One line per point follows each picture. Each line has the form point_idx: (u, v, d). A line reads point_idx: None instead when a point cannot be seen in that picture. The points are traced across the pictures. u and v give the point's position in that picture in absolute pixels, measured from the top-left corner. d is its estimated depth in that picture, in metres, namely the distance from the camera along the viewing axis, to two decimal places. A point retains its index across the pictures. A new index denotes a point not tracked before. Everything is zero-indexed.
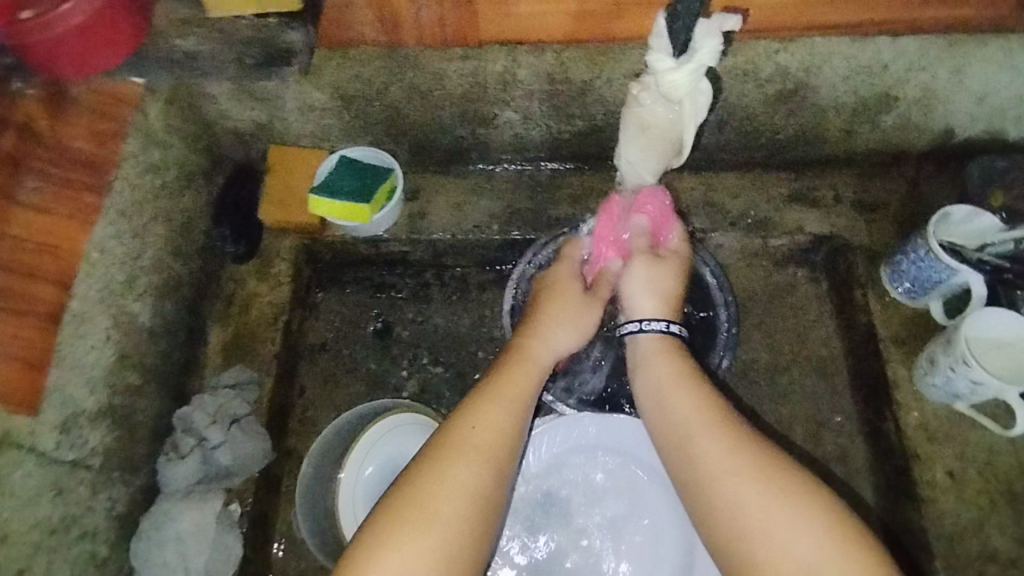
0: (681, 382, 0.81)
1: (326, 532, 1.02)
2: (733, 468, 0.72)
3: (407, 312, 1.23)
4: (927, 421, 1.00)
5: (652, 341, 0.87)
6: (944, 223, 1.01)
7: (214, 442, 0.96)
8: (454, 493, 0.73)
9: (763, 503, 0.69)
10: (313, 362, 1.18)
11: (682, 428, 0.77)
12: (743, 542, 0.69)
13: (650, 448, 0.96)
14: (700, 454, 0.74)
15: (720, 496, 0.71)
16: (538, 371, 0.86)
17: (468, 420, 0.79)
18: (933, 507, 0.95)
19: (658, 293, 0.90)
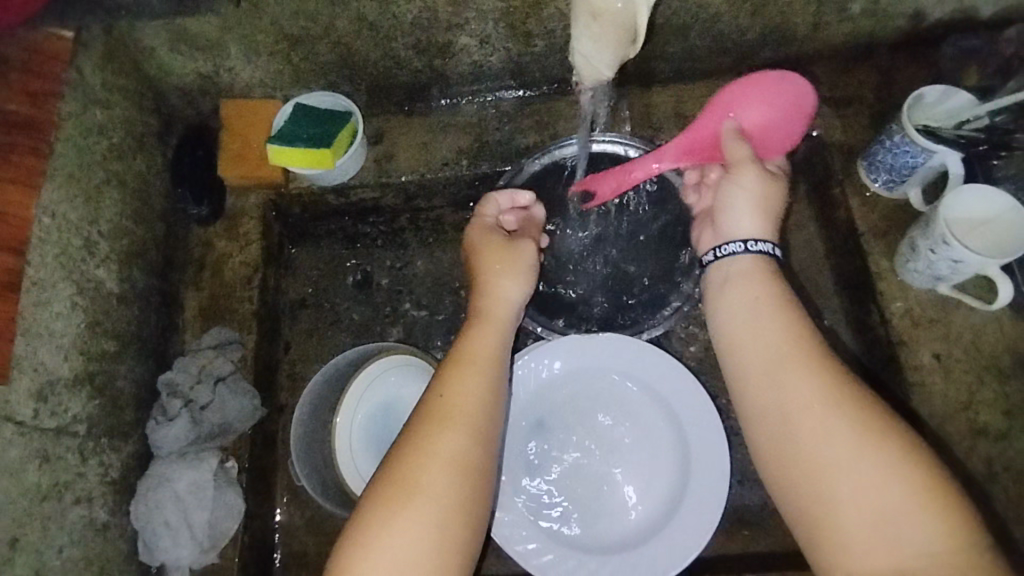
0: (770, 313, 0.77)
1: (327, 480, 1.03)
2: (821, 410, 0.69)
3: (385, 259, 1.22)
4: (911, 307, 1.00)
5: (740, 265, 0.82)
6: (921, 105, 0.99)
7: (201, 402, 0.96)
8: (440, 460, 0.72)
9: (852, 447, 0.66)
10: (296, 317, 1.17)
11: (760, 367, 0.74)
12: (818, 486, 0.66)
13: (638, 361, 0.96)
14: (784, 393, 0.71)
15: (804, 432, 0.69)
16: (499, 329, 0.87)
17: (440, 390, 0.79)
18: (921, 389, 0.96)
19: (762, 209, 0.83)
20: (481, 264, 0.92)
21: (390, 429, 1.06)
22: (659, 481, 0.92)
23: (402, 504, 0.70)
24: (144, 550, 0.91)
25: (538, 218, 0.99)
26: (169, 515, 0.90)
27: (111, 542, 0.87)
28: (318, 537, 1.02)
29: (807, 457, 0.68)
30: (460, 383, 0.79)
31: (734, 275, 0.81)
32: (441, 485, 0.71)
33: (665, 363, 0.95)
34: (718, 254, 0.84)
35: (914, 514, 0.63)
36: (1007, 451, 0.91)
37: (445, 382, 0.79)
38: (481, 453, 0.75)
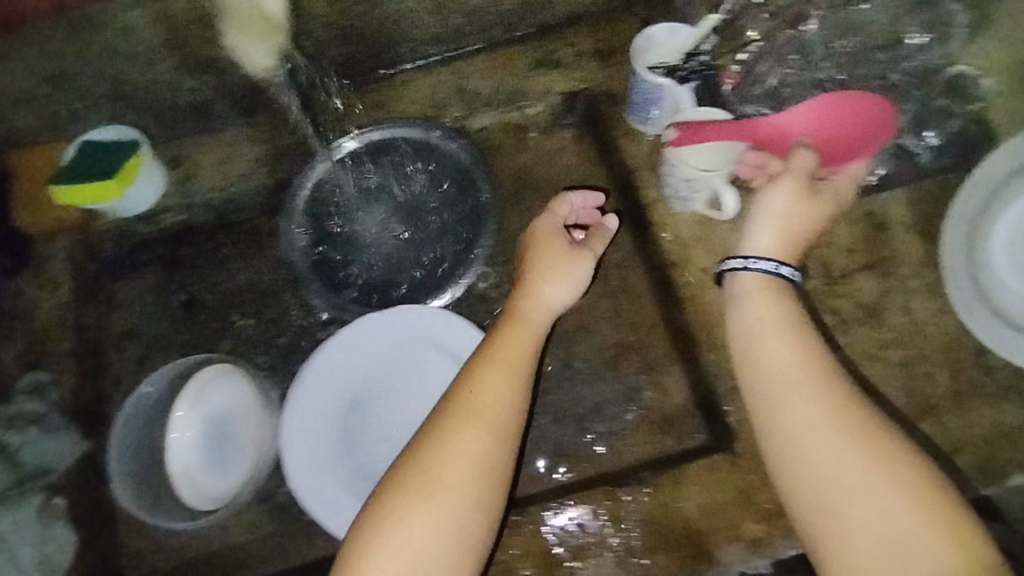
0: (786, 328, 0.83)
1: (161, 493, 1.05)
2: (828, 436, 0.74)
3: (207, 278, 1.24)
4: (679, 232, 1.08)
5: (751, 277, 0.88)
6: (650, 45, 1.06)
7: (16, 445, 1.02)
8: (462, 457, 0.81)
9: (859, 463, 0.72)
10: (122, 350, 1.18)
11: (775, 383, 0.80)
12: (829, 490, 0.72)
13: (425, 324, 1.03)
14: (789, 401, 0.78)
15: (806, 449, 0.75)
16: (532, 331, 0.93)
17: (472, 386, 0.86)
18: (689, 303, 1.05)
19: (787, 234, 0.90)
20: (531, 260, 0.99)
21: (221, 441, 1.07)
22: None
23: (413, 506, 0.78)
24: None
25: (607, 232, 1.03)
26: None
27: None
28: (164, 554, 1.04)
29: (812, 464, 0.74)
30: (489, 380, 0.87)
31: (748, 291, 0.87)
32: (454, 495, 0.79)
33: (448, 320, 1.03)
34: (748, 265, 0.89)
35: (924, 533, 0.67)
36: None
37: (476, 380, 0.86)
38: (499, 458, 0.82)
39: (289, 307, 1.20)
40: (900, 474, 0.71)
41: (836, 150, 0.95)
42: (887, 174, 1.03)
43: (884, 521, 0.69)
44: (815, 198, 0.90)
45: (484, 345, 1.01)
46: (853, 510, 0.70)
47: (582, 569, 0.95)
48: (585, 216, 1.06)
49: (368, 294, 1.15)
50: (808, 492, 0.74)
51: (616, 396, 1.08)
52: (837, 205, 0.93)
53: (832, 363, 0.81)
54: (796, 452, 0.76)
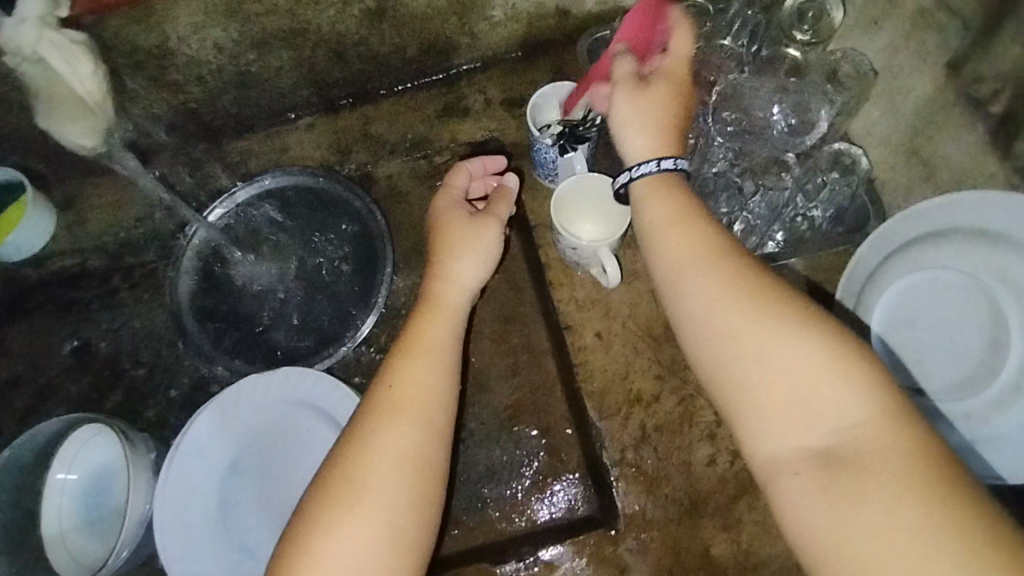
0: (682, 217, 0.72)
1: (30, 561, 1.00)
2: (731, 299, 0.66)
3: (101, 324, 1.20)
4: (576, 292, 1.08)
5: (643, 186, 0.77)
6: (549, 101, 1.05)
7: None
8: (386, 457, 0.74)
9: (772, 340, 0.63)
10: (10, 398, 1.16)
11: (676, 267, 0.70)
12: (738, 371, 0.64)
13: (304, 389, 1.01)
14: (696, 294, 0.68)
15: (721, 332, 0.65)
16: (451, 313, 0.88)
17: (390, 379, 0.80)
18: (584, 366, 1.03)
19: (648, 120, 0.80)
20: (440, 238, 0.94)
21: (100, 499, 1.05)
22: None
23: (351, 510, 0.71)
24: None
25: (510, 193, 0.99)
26: None
27: None
28: None
29: (719, 342, 0.66)
30: (410, 369, 0.81)
31: (643, 192, 0.77)
32: (386, 488, 0.72)
33: (327, 385, 1.01)
34: (631, 175, 0.79)
35: (833, 376, 0.61)
36: (658, 413, 0.98)
37: (400, 368, 0.81)
38: (430, 449, 0.76)
39: (183, 357, 1.17)
40: (812, 339, 0.62)
41: (649, 43, 0.86)
42: (787, 239, 1.00)
43: (800, 381, 0.61)
44: (647, 90, 0.81)
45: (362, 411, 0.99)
46: (771, 384, 0.62)
47: None
48: (481, 185, 1.05)
49: (260, 350, 1.13)
50: (721, 383, 0.66)
51: (508, 459, 1.05)
52: (678, 82, 0.83)
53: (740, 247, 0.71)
54: (709, 338, 0.67)
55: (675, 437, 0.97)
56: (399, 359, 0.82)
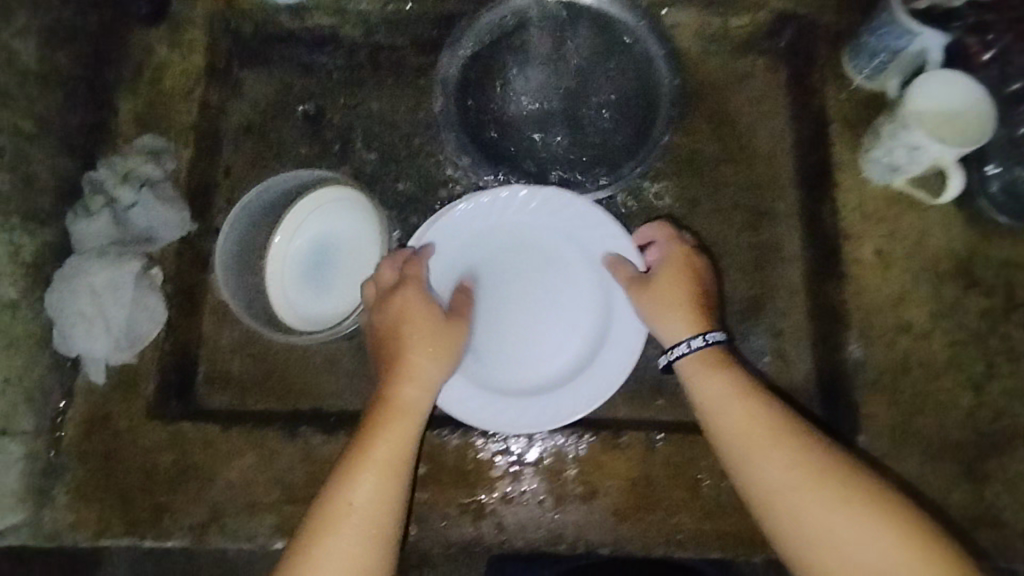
0: (741, 401, 0.78)
1: (254, 302, 0.98)
2: (803, 496, 0.71)
3: (339, 97, 1.14)
4: (864, 202, 0.98)
5: (697, 358, 0.82)
6: None
7: (125, 204, 0.92)
8: (335, 574, 0.71)
9: (849, 539, 0.67)
10: (237, 143, 1.11)
11: (744, 445, 0.76)
12: (823, 574, 0.68)
13: (564, 212, 0.93)
14: (768, 482, 0.73)
15: (791, 524, 0.70)
16: (408, 418, 0.79)
17: (341, 490, 0.75)
18: (856, 281, 0.96)
19: (666, 315, 0.85)
20: (392, 349, 0.82)
21: (322, 265, 1.03)
22: (584, 325, 0.93)
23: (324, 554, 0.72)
24: (59, 339, 0.88)
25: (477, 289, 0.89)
26: (82, 306, 0.88)
27: (19, 324, 0.84)
28: (241, 360, 1.01)
29: (804, 534, 0.70)
30: (351, 483, 0.75)
31: (693, 376, 0.81)
32: (348, 528, 0.73)
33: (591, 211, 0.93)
34: (672, 355, 0.84)
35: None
36: (927, 349, 0.93)
37: (404, 377, 0.81)
38: (374, 562, 0.73)
39: (414, 153, 1.12)
40: (847, 518, 0.68)
41: None
42: None
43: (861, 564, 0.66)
44: (650, 288, 0.86)
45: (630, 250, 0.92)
46: None
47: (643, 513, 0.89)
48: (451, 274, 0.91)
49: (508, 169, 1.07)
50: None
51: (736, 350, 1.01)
52: (676, 274, 0.87)
53: (811, 429, 0.76)
54: (789, 528, 0.71)
55: (936, 377, 0.92)
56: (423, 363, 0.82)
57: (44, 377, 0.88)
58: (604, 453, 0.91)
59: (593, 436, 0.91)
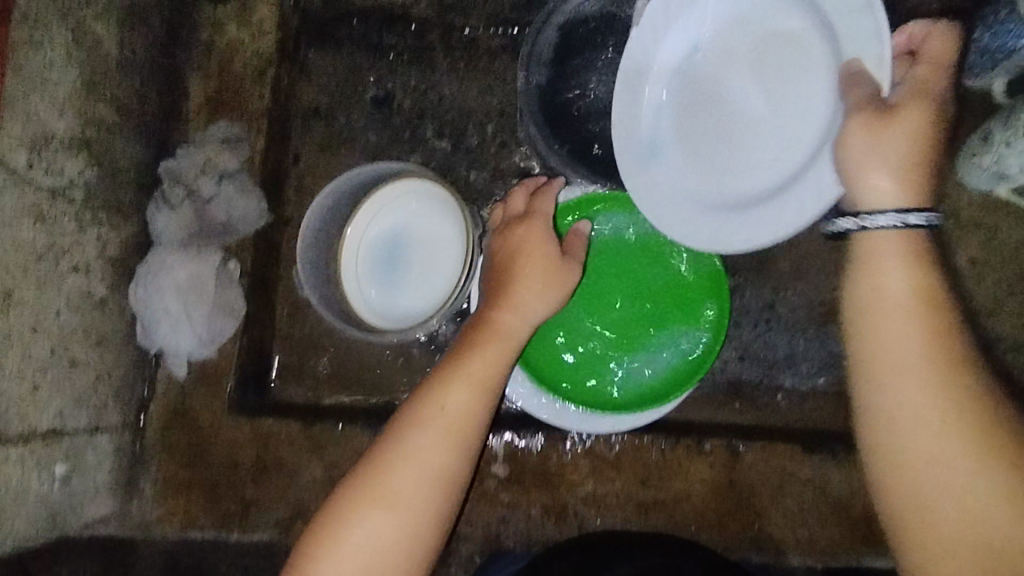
0: (916, 315, 0.61)
1: (330, 295, 0.97)
2: (940, 431, 0.59)
3: (409, 79, 1.09)
4: (960, 208, 0.95)
5: (887, 244, 0.64)
6: None
7: (206, 195, 0.91)
8: (417, 475, 0.70)
9: (966, 486, 0.58)
10: (307, 129, 1.05)
11: (899, 365, 0.61)
12: (927, 513, 0.59)
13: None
14: (911, 414, 0.60)
15: (913, 458, 0.60)
16: (507, 349, 0.76)
17: (433, 398, 0.73)
18: (947, 291, 0.95)
19: (884, 161, 0.64)
20: (512, 270, 0.78)
21: (400, 256, 0.99)
22: (805, 130, 0.73)
23: (406, 452, 0.71)
24: (142, 332, 0.87)
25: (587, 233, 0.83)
26: (169, 302, 0.87)
27: (107, 320, 0.82)
28: (313, 358, 0.96)
29: (919, 471, 0.59)
30: (445, 393, 0.74)
31: (870, 258, 0.64)
32: (429, 433, 0.72)
33: None
34: (864, 223, 0.64)
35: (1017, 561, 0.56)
36: (1011, 360, 0.94)
37: (508, 304, 0.77)
38: (457, 466, 0.72)
39: (485, 142, 1.09)
40: (983, 475, 0.58)
41: None
42: None
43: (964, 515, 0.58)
44: (885, 122, 0.64)
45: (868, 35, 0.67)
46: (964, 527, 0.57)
47: (714, 517, 0.90)
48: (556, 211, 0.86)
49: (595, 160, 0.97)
50: (903, 513, 0.61)
51: None
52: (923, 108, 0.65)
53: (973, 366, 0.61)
54: (902, 459, 0.60)
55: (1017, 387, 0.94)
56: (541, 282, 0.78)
57: (129, 371, 0.87)
58: (686, 457, 0.91)
59: (674, 440, 0.91)
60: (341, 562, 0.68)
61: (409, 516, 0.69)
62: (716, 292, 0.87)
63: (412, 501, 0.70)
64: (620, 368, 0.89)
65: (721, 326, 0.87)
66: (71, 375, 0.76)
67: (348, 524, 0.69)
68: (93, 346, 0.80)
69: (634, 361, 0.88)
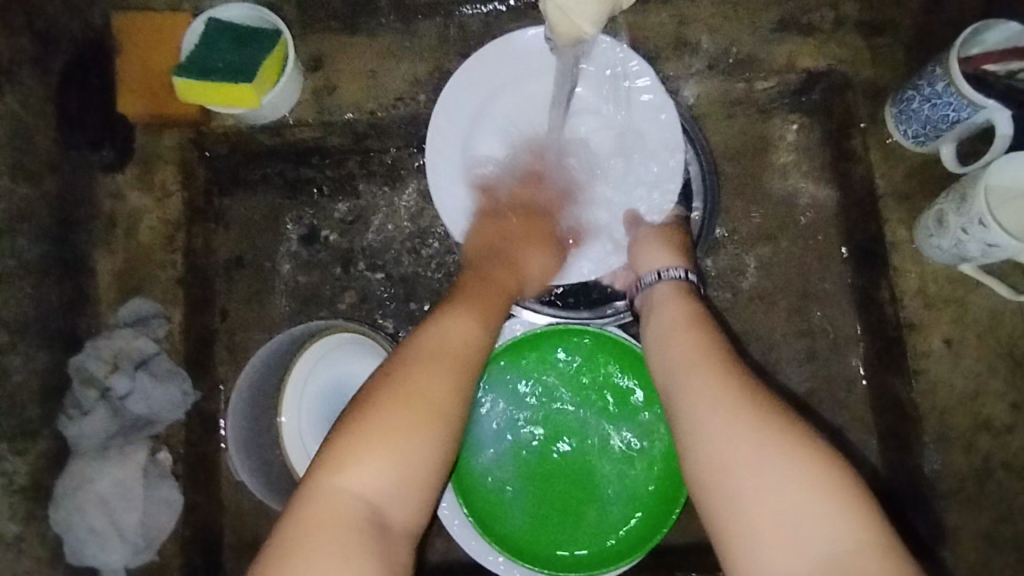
0: (688, 326, 0.69)
1: (273, 473, 0.91)
2: (717, 411, 0.61)
3: (333, 213, 1.03)
4: (926, 285, 0.89)
5: (663, 291, 0.76)
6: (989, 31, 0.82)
7: (122, 391, 0.84)
8: (440, 396, 0.60)
9: (749, 449, 0.57)
10: (231, 281, 1.00)
11: (683, 361, 0.66)
12: (727, 490, 0.57)
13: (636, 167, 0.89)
14: (692, 392, 0.64)
15: (706, 440, 0.60)
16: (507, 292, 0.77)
17: (425, 324, 0.67)
18: (927, 377, 0.87)
19: (671, 251, 0.81)
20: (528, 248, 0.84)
21: None
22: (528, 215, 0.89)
23: (402, 403, 0.59)
24: (69, 553, 0.80)
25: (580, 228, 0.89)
26: (92, 521, 0.80)
27: (26, 554, 0.76)
28: (265, 526, 0.94)
29: (705, 450, 0.60)
30: (450, 324, 0.67)
31: (659, 298, 0.75)
32: (433, 384, 0.60)
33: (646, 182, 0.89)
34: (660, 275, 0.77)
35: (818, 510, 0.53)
36: (1011, 448, 0.84)
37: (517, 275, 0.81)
38: (476, 347, 0.66)
39: (423, 269, 1.02)
40: (765, 446, 0.57)
41: None
42: None
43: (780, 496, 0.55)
44: (667, 239, 0.83)
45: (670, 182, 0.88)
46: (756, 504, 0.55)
47: None
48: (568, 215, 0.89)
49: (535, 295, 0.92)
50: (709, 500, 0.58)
51: None
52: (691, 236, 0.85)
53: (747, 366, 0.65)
54: (694, 449, 0.61)
55: None
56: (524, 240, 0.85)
57: None
58: None
59: None
60: (334, 520, 0.54)
61: (400, 467, 0.57)
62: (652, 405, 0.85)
63: (423, 445, 0.58)
64: (592, 506, 0.84)
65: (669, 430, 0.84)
66: None
67: (336, 472, 0.55)
68: None
69: (607, 494, 0.85)
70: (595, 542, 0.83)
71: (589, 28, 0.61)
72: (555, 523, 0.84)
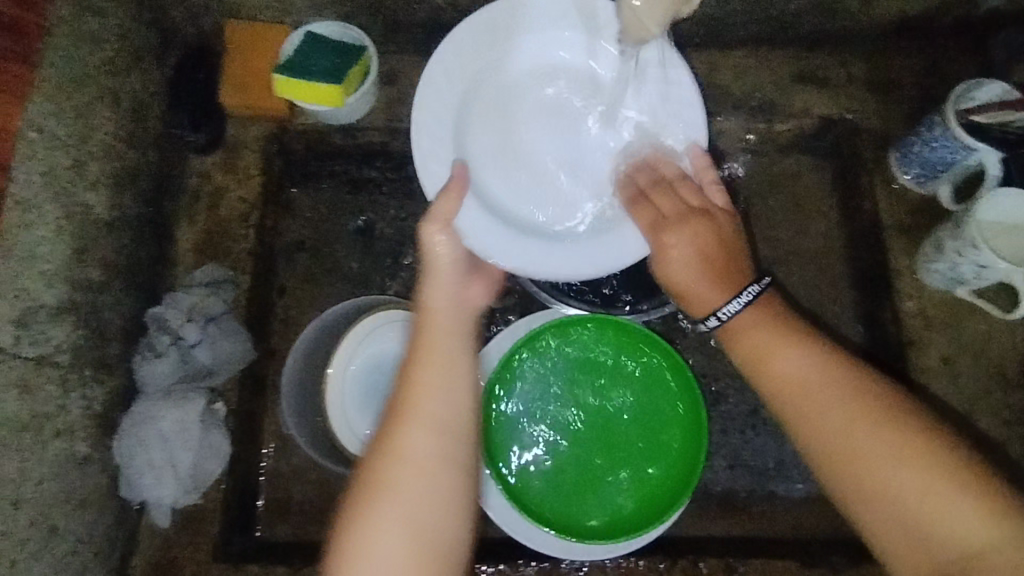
0: (783, 334, 0.69)
1: (316, 431, 0.99)
2: (855, 415, 0.63)
3: (389, 209, 1.13)
4: (926, 306, 0.98)
5: (742, 320, 0.71)
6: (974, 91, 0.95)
7: (191, 340, 0.92)
8: (409, 473, 0.63)
9: (881, 440, 0.61)
10: (292, 260, 1.10)
11: (801, 376, 0.67)
12: (865, 486, 0.61)
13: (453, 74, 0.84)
14: (818, 419, 0.65)
15: (834, 442, 0.63)
16: (448, 327, 0.71)
17: (399, 393, 0.67)
18: (924, 390, 0.95)
19: (713, 269, 0.74)
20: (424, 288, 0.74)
21: (383, 387, 1.00)
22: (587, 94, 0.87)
23: (377, 502, 0.61)
24: (125, 485, 0.88)
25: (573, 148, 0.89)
26: (153, 454, 0.87)
27: (90, 477, 0.84)
28: (301, 488, 0.99)
29: (855, 469, 0.62)
30: (418, 382, 0.67)
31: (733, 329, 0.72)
32: (406, 478, 0.62)
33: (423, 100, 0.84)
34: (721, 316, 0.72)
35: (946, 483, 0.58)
36: (999, 459, 0.92)
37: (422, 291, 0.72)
38: (457, 404, 0.67)
39: None
40: (896, 440, 0.61)
41: None
42: None
43: (907, 485, 0.59)
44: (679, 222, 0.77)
45: (697, 125, 0.84)
46: (884, 486, 0.60)
47: None
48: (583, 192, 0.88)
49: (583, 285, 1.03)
50: (847, 491, 0.62)
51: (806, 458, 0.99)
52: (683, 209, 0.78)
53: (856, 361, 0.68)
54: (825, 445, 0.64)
55: (1015, 488, 0.90)
56: (669, 224, 0.78)
57: (110, 526, 0.86)
58: None
59: (669, 564, 0.90)
60: None
61: (416, 514, 0.61)
62: (695, 416, 0.91)
63: (396, 504, 0.61)
64: (601, 484, 0.91)
65: (695, 439, 0.91)
66: (49, 542, 0.77)
67: None
68: (74, 508, 0.81)
69: (620, 483, 0.91)
70: (591, 516, 0.90)
71: (654, 29, 0.75)
72: (568, 487, 0.91)
